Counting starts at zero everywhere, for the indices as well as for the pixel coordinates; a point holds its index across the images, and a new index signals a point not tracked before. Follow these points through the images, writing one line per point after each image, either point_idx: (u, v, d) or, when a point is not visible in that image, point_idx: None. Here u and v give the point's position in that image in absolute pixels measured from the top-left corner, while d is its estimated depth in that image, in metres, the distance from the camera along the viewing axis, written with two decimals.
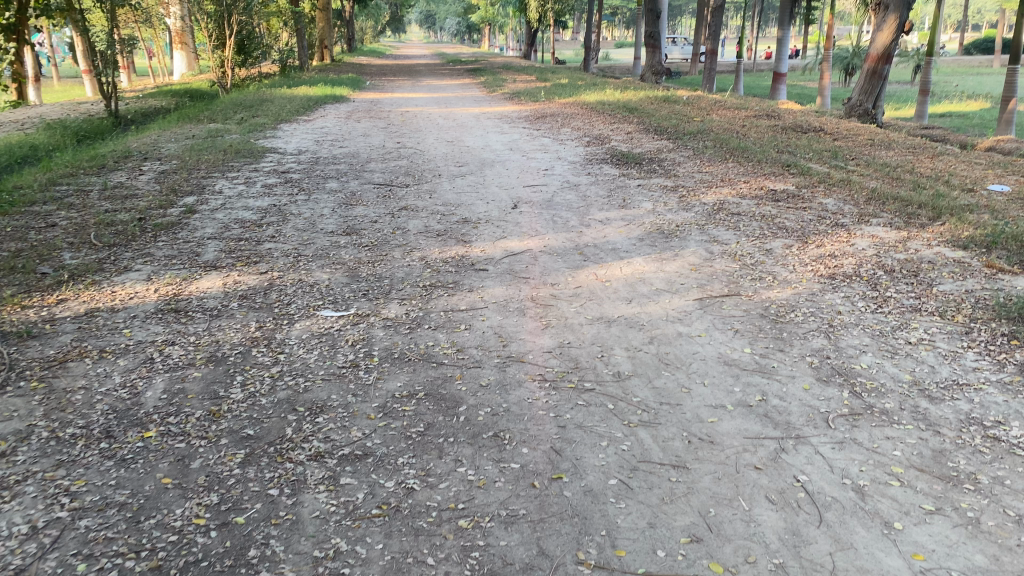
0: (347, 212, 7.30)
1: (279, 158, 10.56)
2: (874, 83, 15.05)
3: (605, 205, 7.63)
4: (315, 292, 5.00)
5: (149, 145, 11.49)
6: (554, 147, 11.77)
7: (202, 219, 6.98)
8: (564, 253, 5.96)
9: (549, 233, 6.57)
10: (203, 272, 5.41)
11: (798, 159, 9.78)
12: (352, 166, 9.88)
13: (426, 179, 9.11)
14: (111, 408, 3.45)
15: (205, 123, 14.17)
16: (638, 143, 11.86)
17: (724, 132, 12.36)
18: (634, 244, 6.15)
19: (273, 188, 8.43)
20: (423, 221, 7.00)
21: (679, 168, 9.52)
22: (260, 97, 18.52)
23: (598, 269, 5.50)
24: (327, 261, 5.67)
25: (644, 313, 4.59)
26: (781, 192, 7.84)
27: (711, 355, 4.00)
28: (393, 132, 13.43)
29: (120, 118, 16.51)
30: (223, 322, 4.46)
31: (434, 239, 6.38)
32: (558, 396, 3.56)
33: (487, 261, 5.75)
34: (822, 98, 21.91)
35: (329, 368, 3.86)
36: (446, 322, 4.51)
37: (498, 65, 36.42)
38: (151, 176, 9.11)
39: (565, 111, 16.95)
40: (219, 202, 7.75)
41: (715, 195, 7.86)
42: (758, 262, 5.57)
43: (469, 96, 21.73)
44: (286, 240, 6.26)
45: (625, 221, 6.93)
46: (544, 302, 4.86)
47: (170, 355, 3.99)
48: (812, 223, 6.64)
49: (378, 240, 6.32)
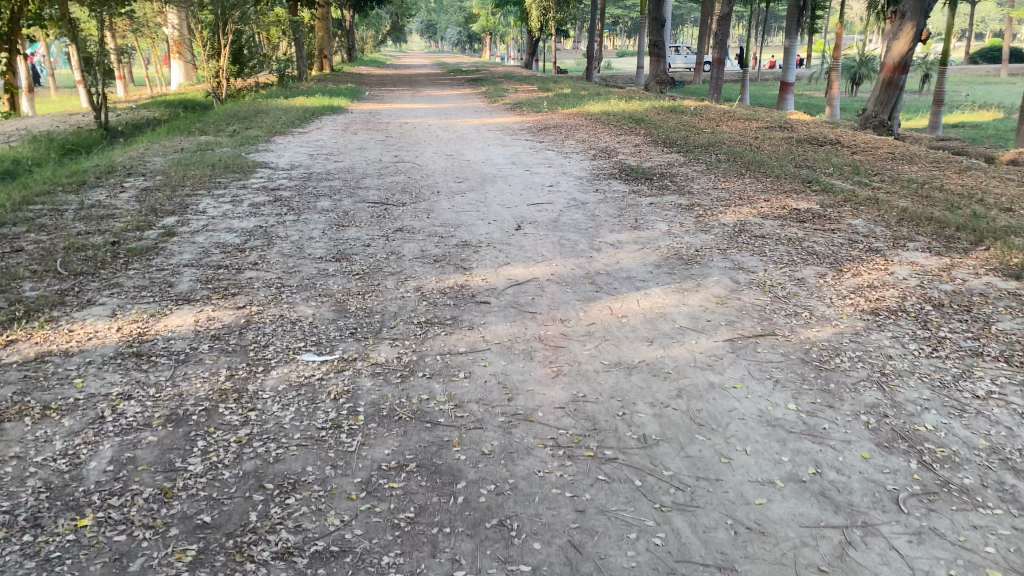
0: (339, 235, 6.77)
1: (271, 174, 10.05)
2: (889, 94, 14.56)
3: (616, 225, 7.10)
4: (297, 330, 4.46)
5: (136, 159, 10.99)
6: (559, 160, 11.26)
7: (181, 243, 6.46)
8: (574, 282, 5.42)
9: (557, 258, 6.04)
10: (175, 306, 4.87)
11: (818, 174, 9.26)
12: (347, 183, 9.37)
13: (424, 196, 8.59)
14: (44, 485, 2.90)
15: (196, 136, 13.66)
16: (648, 156, 11.34)
17: (737, 145, 11.84)
18: (651, 272, 5.60)
19: (262, 207, 7.90)
20: (420, 245, 6.47)
21: (692, 184, 9.00)
22: (256, 109, 18.05)
23: (613, 302, 4.95)
24: (313, 293, 5.13)
25: (668, 358, 4.05)
26: (805, 212, 7.33)
27: (750, 414, 3.46)
28: (391, 145, 12.94)
29: (111, 131, 16.02)
30: (192, 370, 3.92)
31: (431, 266, 5.84)
32: (575, 468, 3.03)
33: (489, 292, 5.21)
34: (830, 109, 21.45)
35: (306, 432, 3.31)
36: (443, 368, 3.96)
37: (500, 75, 36.00)
38: (133, 194, 8.60)
39: (569, 121, 16.45)
40: (202, 223, 7.23)
41: (734, 214, 7.33)
42: (789, 295, 5.03)
43: (470, 107, 21.25)
44: (270, 267, 5.73)
45: (639, 244, 6.39)
46: (554, 342, 4.31)
47: (125, 414, 3.45)
48: (843, 248, 6.11)
49: (370, 267, 5.79)
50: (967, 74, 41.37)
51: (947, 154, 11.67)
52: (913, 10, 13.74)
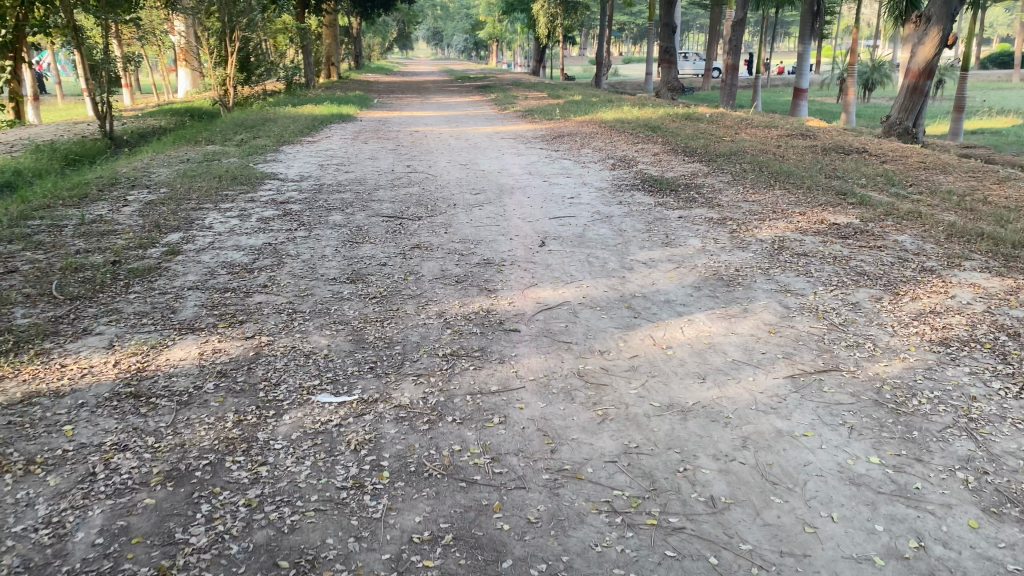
0: (352, 252, 6.38)
1: (279, 185, 9.66)
2: (914, 101, 14.12)
3: (646, 241, 6.68)
4: (310, 365, 4.05)
5: (140, 171, 10.61)
6: (577, 170, 10.87)
7: (185, 262, 6.06)
8: (609, 306, 5.00)
9: (587, 278, 5.62)
10: (178, 336, 4.47)
11: (852, 186, 8.83)
12: (358, 195, 8.97)
13: (440, 210, 8.19)
14: (22, 564, 2.49)
15: (202, 145, 13.31)
16: (669, 166, 10.92)
17: (761, 154, 11.42)
18: (691, 295, 5.19)
19: (270, 222, 7.50)
20: (439, 264, 6.06)
21: (721, 195, 8.59)
22: (263, 117, 17.71)
23: (655, 330, 4.54)
24: (327, 320, 4.72)
25: (726, 400, 3.63)
26: (845, 227, 6.92)
27: (829, 469, 3.05)
28: (402, 154, 12.57)
29: (116, 141, 15.68)
30: (195, 414, 3.51)
31: (453, 288, 5.43)
32: (638, 542, 2.61)
33: (518, 317, 4.79)
34: (846, 115, 21.00)
35: (324, 493, 2.90)
36: (476, 411, 3.54)
37: (507, 82, 35.67)
38: (136, 208, 8.21)
39: (583, 129, 16.03)
40: (208, 239, 6.85)
41: (770, 230, 6.91)
42: (846, 322, 4.60)
43: (480, 114, 20.87)
44: (280, 290, 5.33)
45: (673, 263, 5.97)
46: (595, 379, 3.89)
47: (119, 470, 3.04)
48: (894, 267, 5.68)
49: (387, 289, 5.38)
50: (981, 79, 40.84)
51: (980, 162, 11.23)
52: (940, 14, 13.27)
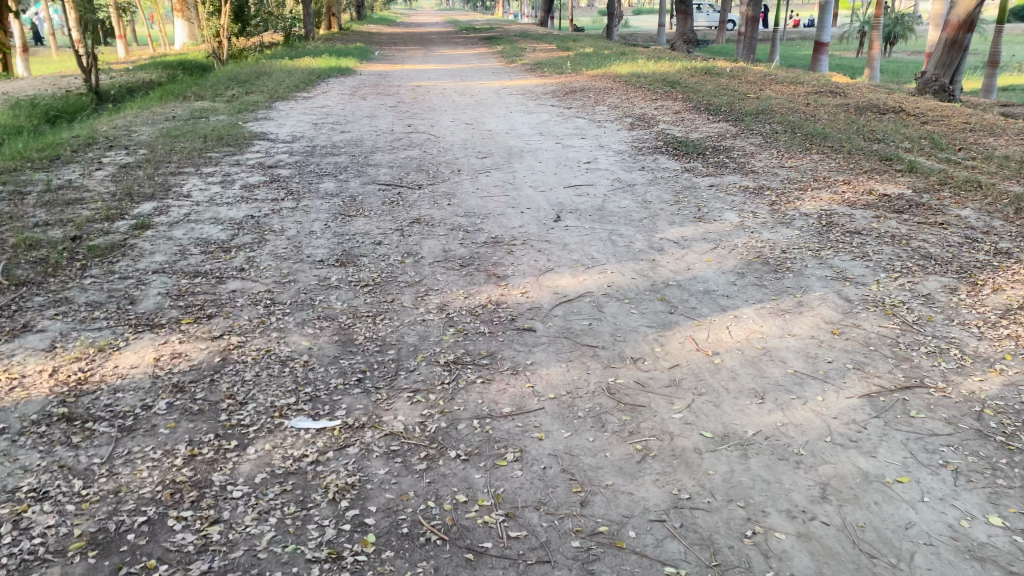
0: (344, 228, 5.69)
1: (269, 147, 8.91)
2: (953, 56, 13.25)
3: (673, 216, 5.97)
4: (285, 377, 3.36)
5: (121, 129, 9.87)
6: (591, 130, 10.09)
7: (155, 239, 5.36)
8: (639, 298, 4.31)
9: (611, 262, 4.92)
10: (132, 335, 3.78)
11: (894, 149, 8.06)
12: (354, 159, 8.25)
13: (443, 176, 7.46)
14: None
15: (191, 101, 12.53)
16: (692, 126, 10.15)
17: (790, 113, 10.61)
18: (733, 284, 4.49)
19: (255, 190, 6.79)
20: (442, 244, 5.36)
21: (752, 160, 7.85)
22: (258, 71, 16.84)
23: (697, 331, 3.85)
24: (310, 315, 4.03)
25: (793, 432, 2.95)
26: (897, 199, 6.19)
27: (940, 534, 2.38)
28: (404, 112, 11.79)
29: (103, 95, 14.86)
30: (138, 446, 2.83)
31: (457, 274, 4.74)
32: None
33: (534, 313, 4.11)
34: (870, 70, 20.03)
35: (290, 569, 2.24)
36: (485, 443, 2.86)
37: (515, 34, 34.54)
38: (110, 172, 7.49)
39: (596, 84, 15.16)
40: (184, 210, 6.14)
41: (814, 202, 6.19)
42: (921, 321, 3.90)
43: (486, 68, 19.98)
44: (258, 274, 4.63)
45: (707, 243, 5.26)
46: (630, 398, 3.20)
47: (30, 531, 2.38)
48: (963, 250, 4.96)
49: (383, 275, 4.69)
50: (1007, 30, 39.42)
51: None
52: None
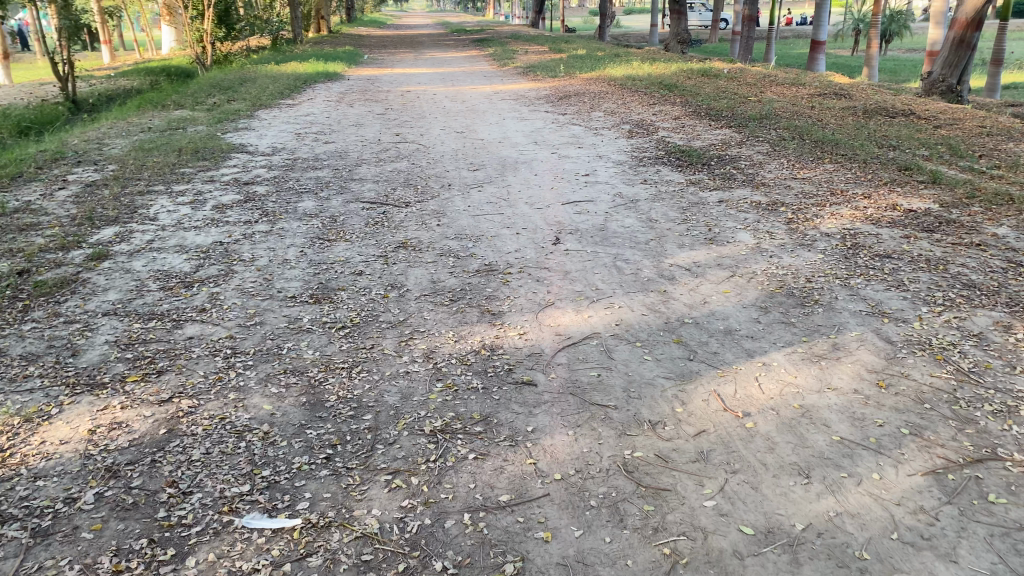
0: (323, 255, 5.16)
1: (247, 160, 8.39)
2: (960, 54, 12.76)
3: (682, 236, 5.46)
4: (240, 455, 2.83)
5: (92, 143, 9.34)
6: (588, 138, 9.59)
7: (110, 272, 4.82)
8: (652, 340, 3.78)
9: (618, 294, 4.41)
10: (67, 398, 3.25)
11: (912, 157, 7.57)
12: (337, 173, 7.73)
13: (432, 192, 6.94)
14: None
15: (170, 110, 11.98)
16: (693, 133, 9.65)
17: (795, 118, 10.11)
18: (758, 321, 3.98)
19: (227, 211, 6.27)
20: (429, 273, 4.84)
21: (762, 172, 7.34)
22: (242, 77, 16.31)
23: (722, 385, 3.33)
24: (275, 368, 3.51)
25: (851, 526, 2.44)
26: (925, 215, 5.69)
27: None
28: (391, 119, 11.28)
29: (80, 104, 14.32)
30: (52, 559, 2.30)
31: (446, 311, 4.22)
32: None
33: (534, 361, 3.58)
34: (869, 69, 19.55)
35: None
36: (479, 549, 2.35)
37: (506, 36, 34.04)
38: (73, 192, 6.95)
39: (591, 88, 14.64)
40: (147, 236, 5.61)
41: (835, 219, 5.69)
42: (980, 370, 3.39)
43: (478, 71, 19.46)
44: (220, 316, 4.10)
45: (722, 270, 4.74)
46: (651, 479, 2.68)
47: None
48: (1009, 276, 4.45)
49: (362, 313, 4.17)
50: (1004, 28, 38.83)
51: None
52: None
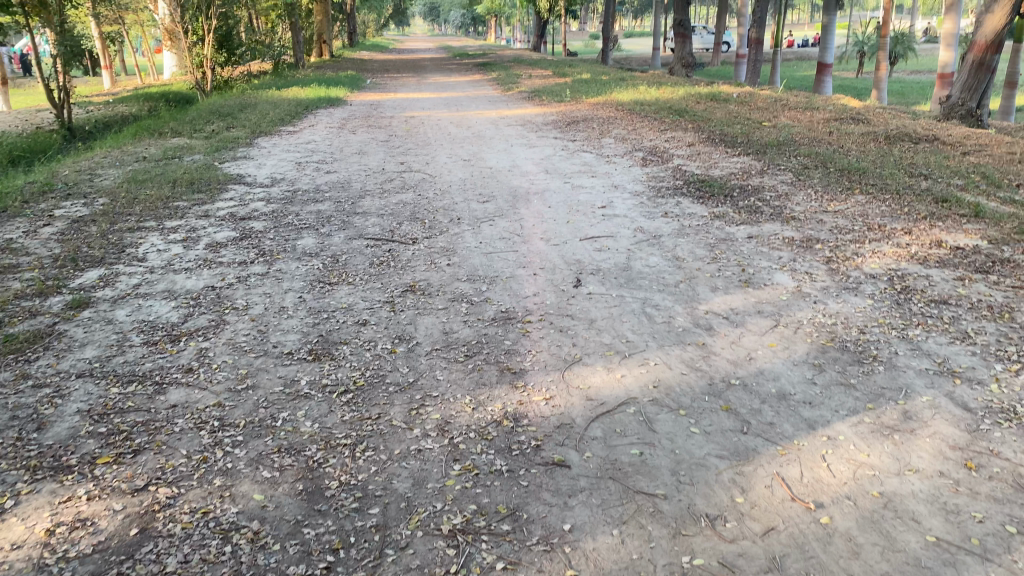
0: (324, 301, 4.72)
1: (245, 193, 7.98)
2: (980, 78, 12.36)
3: (715, 278, 5.02)
4: (224, 565, 2.38)
5: (84, 173, 8.94)
6: (601, 166, 9.18)
7: (90, 323, 4.38)
8: (697, 407, 3.33)
9: (651, 348, 3.96)
10: (26, 487, 2.79)
11: (946, 187, 7.14)
12: (339, 206, 7.32)
13: (440, 227, 6.52)
14: None
15: (166, 138, 11.60)
16: (711, 161, 9.25)
17: (815, 145, 9.71)
18: (814, 383, 3.53)
19: (221, 250, 5.84)
20: (440, 322, 4.40)
21: (790, 204, 6.93)
22: (242, 103, 15.93)
23: (785, 467, 2.88)
24: (269, 446, 3.06)
25: None
26: (976, 253, 5.25)
27: None
28: (396, 147, 10.90)
29: (75, 131, 13.93)
30: None
31: (461, 369, 3.77)
32: None
33: (564, 434, 3.13)
34: (879, 92, 19.20)
35: None
36: None
37: (509, 59, 33.80)
38: (58, 229, 6.52)
39: (599, 113, 14.27)
40: (134, 279, 5.17)
41: (878, 259, 5.25)
42: None
43: (483, 96, 19.13)
44: (208, 378, 3.65)
45: (764, 319, 4.30)
46: None
47: None
48: None
49: (367, 373, 3.73)
50: None
51: None
52: None
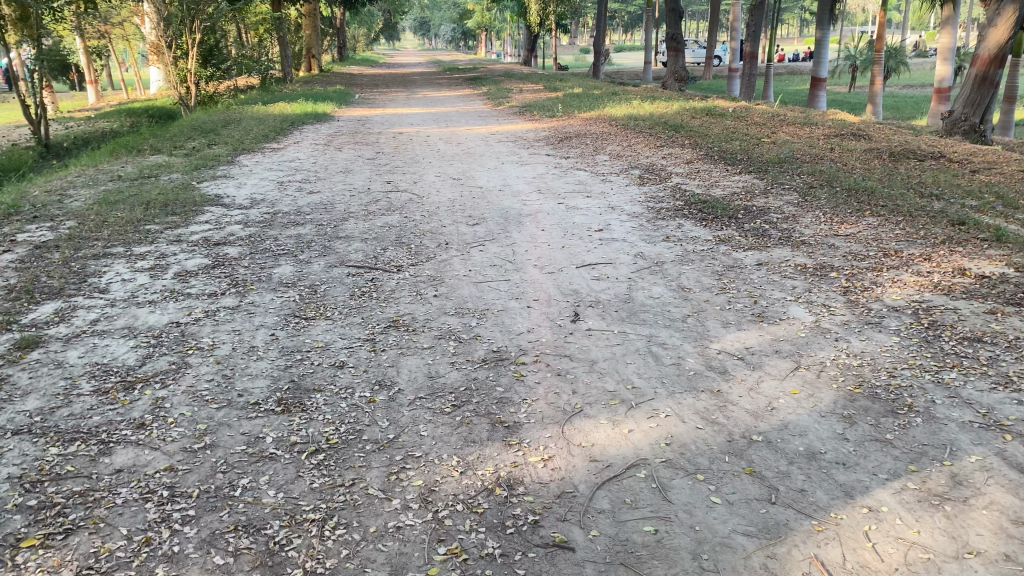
0: (298, 340, 4.30)
1: (222, 215, 7.55)
2: (984, 93, 12.04)
3: (725, 312, 4.62)
4: None
5: (54, 194, 8.49)
6: (596, 185, 8.80)
7: (37, 367, 3.94)
8: (717, 470, 2.92)
9: (660, 396, 3.55)
10: None
11: (960, 209, 6.78)
12: (321, 229, 6.90)
13: (428, 252, 6.11)
14: None
15: (144, 156, 11.17)
16: (710, 179, 8.88)
17: (817, 162, 9.36)
18: (848, 440, 3.12)
19: (191, 280, 5.41)
20: (425, 364, 3.99)
21: (798, 227, 6.55)
22: (226, 119, 15.51)
23: (825, 549, 2.47)
24: (225, 523, 2.63)
25: None
26: (1004, 283, 4.87)
27: None
28: (383, 164, 10.49)
29: (52, 149, 13.49)
30: None
31: (449, 423, 3.35)
32: None
33: (566, 506, 2.72)
34: (874, 106, 18.94)
35: None
36: None
37: (500, 74, 33.51)
38: (18, 255, 6.09)
39: (591, 129, 13.92)
40: (92, 314, 4.73)
41: (900, 289, 4.87)
42: None
43: (474, 111, 18.78)
44: (162, 436, 3.22)
45: (784, 361, 3.90)
46: None
47: None
48: None
49: (342, 429, 3.30)
50: None
51: None
52: None
